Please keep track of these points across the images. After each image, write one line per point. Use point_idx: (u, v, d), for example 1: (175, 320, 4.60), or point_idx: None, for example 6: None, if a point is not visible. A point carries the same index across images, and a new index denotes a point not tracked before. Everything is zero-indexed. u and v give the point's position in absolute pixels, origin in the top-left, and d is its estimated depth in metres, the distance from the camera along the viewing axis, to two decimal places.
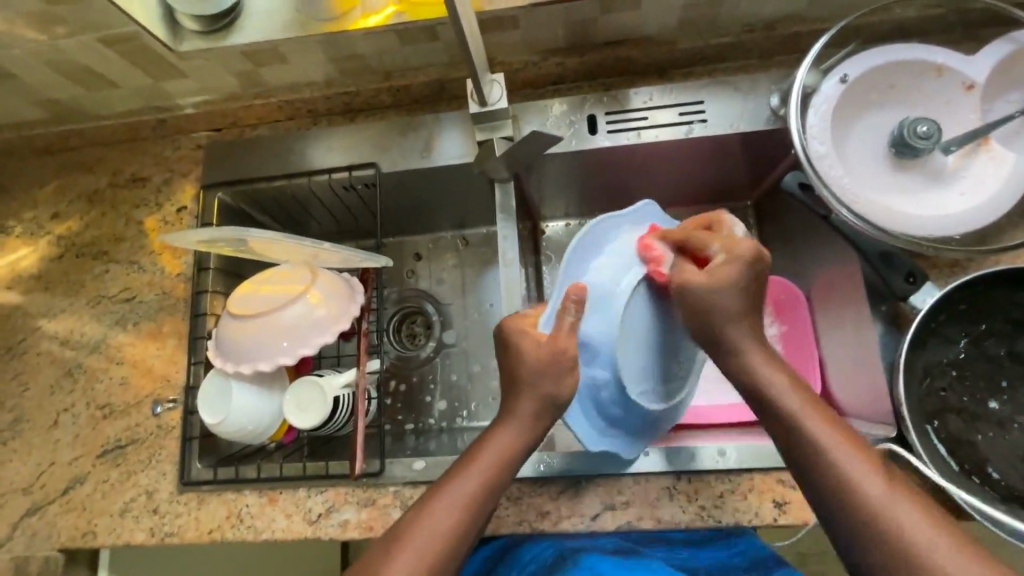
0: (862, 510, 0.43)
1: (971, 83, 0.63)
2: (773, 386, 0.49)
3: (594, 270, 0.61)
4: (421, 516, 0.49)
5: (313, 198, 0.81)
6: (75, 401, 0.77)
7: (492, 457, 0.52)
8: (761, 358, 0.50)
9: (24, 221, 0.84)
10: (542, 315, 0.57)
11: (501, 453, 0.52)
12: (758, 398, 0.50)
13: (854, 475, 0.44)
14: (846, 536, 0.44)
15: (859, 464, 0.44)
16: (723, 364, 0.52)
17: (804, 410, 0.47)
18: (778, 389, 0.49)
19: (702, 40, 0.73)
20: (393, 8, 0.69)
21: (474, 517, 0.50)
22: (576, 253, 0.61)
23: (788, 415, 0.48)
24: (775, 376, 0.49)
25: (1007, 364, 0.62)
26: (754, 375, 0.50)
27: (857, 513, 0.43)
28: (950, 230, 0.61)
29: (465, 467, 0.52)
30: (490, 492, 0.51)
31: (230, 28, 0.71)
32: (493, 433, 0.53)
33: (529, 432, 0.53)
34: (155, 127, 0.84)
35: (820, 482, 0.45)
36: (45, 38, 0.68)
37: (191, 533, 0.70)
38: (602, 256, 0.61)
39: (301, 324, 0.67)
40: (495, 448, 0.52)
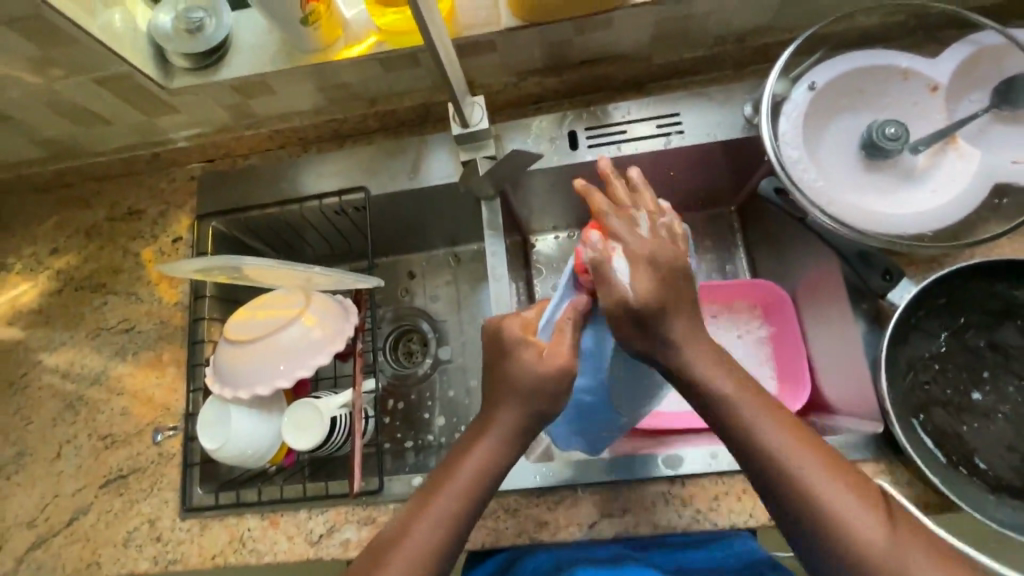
0: (822, 522, 0.47)
1: (936, 84, 0.65)
2: (741, 411, 0.50)
3: None
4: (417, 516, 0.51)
5: (306, 223, 0.83)
6: (78, 432, 0.78)
7: (486, 453, 0.53)
8: (708, 365, 0.51)
9: (24, 258, 0.86)
10: (539, 318, 0.55)
11: (496, 448, 0.53)
12: (715, 412, 0.51)
13: (818, 491, 0.47)
14: (799, 531, 0.48)
15: (822, 480, 0.47)
16: (686, 390, 0.52)
17: (768, 429, 0.49)
18: (728, 396, 0.50)
19: (674, 54, 0.75)
20: (375, 38, 0.71)
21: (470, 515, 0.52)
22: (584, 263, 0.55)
23: (756, 437, 0.49)
24: (723, 382, 0.50)
25: (988, 355, 0.63)
26: (714, 392, 0.50)
27: (818, 526, 0.47)
28: (922, 228, 0.63)
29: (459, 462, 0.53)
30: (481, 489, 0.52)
31: (219, 63, 0.73)
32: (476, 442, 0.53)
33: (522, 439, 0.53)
34: (150, 161, 0.86)
35: (785, 499, 0.48)
36: (42, 82, 0.70)
37: (194, 559, 0.70)
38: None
39: (296, 347, 0.68)
40: (486, 447, 0.53)
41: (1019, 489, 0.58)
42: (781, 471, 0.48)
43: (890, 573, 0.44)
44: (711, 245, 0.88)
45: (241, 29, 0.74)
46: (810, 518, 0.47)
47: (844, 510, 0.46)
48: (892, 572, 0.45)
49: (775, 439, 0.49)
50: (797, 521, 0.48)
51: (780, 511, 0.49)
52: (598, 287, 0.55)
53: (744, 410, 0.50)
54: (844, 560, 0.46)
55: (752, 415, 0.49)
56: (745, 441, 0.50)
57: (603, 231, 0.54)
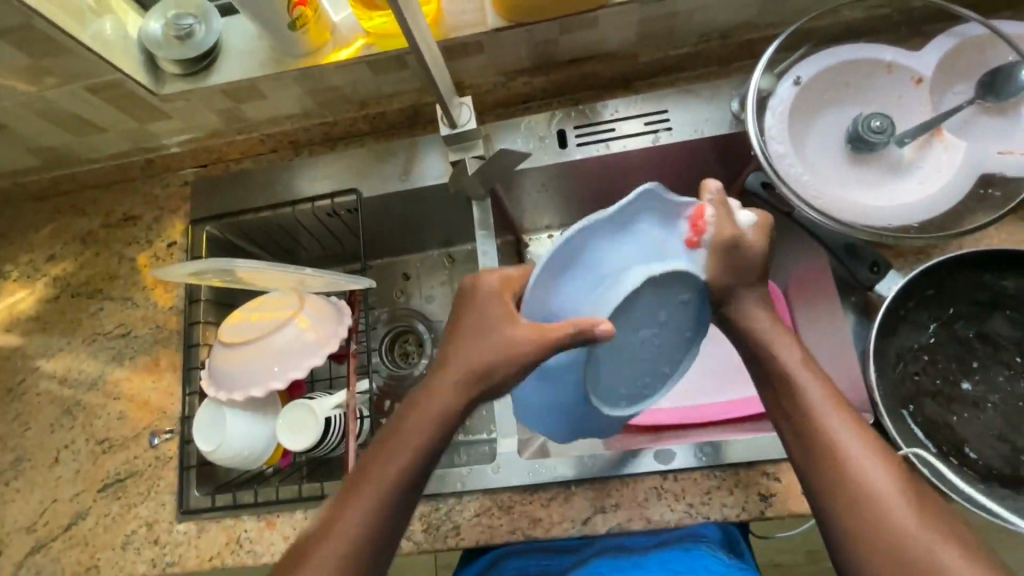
0: (841, 467, 0.47)
1: (920, 77, 0.66)
2: (786, 360, 0.52)
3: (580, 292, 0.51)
4: (353, 494, 0.49)
5: (300, 226, 0.84)
6: (76, 437, 0.78)
7: (424, 428, 0.50)
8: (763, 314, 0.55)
9: (21, 265, 0.87)
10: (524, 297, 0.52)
11: (434, 424, 0.50)
12: (755, 354, 0.54)
13: (842, 438, 0.48)
14: (816, 477, 0.48)
15: (848, 428, 0.49)
16: (738, 338, 0.56)
17: (808, 381, 0.51)
18: (769, 338, 0.54)
19: (661, 52, 0.75)
20: (363, 41, 0.72)
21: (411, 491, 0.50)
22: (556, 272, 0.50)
23: (790, 381, 0.52)
24: (773, 330, 0.54)
25: (977, 346, 0.64)
26: (757, 337, 0.54)
27: (837, 470, 0.47)
28: (908, 220, 0.63)
29: (394, 439, 0.50)
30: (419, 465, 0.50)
31: (210, 69, 0.74)
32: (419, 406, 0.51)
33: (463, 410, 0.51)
34: (144, 167, 0.87)
35: (815, 449, 0.49)
36: (34, 91, 0.71)
37: (192, 561, 0.71)
38: (575, 273, 0.51)
39: (290, 348, 0.69)
40: (425, 423, 0.50)
41: (1009, 477, 0.59)
42: (815, 421, 0.49)
43: (901, 528, 0.44)
44: None
45: (230, 34, 0.75)
46: (836, 471, 0.47)
47: (864, 460, 0.47)
48: (908, 540, 0.44)
49: (813, 391, 0.50)
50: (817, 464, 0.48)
51: (802, 456, 0.50)
52: (570, 297, 0.51)
53: (784, 354, 0.53)
54: (857, 509, 0.46)
55: (792, 361, 0.52)
56: (785, 390, 0.52)
57: (570, 238, 0.48)
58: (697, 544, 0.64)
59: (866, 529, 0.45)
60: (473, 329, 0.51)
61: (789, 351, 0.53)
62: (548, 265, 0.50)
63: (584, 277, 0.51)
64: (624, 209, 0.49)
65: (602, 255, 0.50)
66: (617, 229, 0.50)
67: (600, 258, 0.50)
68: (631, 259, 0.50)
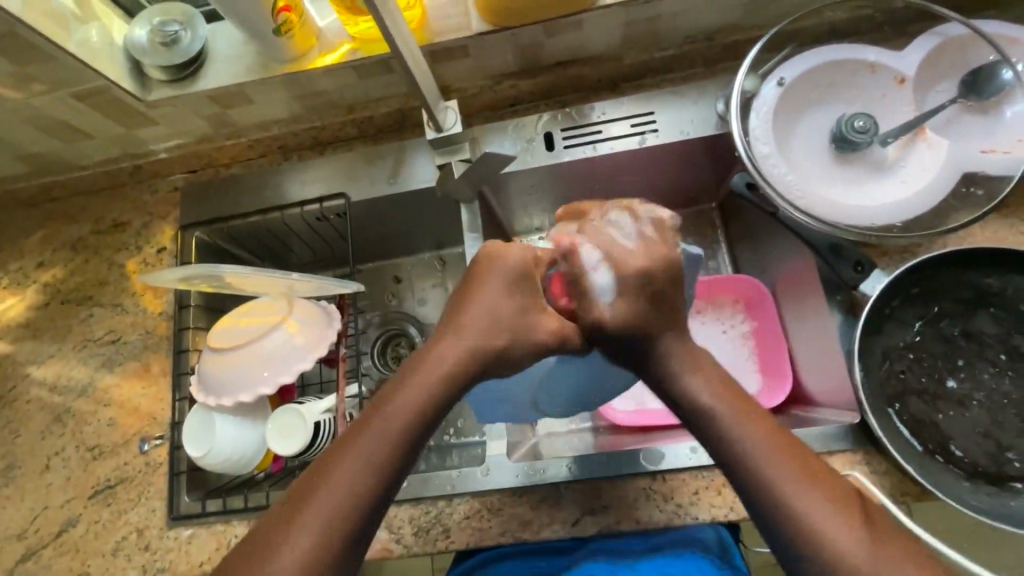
0: (798, 522, 0.45)
1: (903, 76, 0.66)
2: (719, 412, 0.51)
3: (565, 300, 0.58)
4: (324, 480, 0.47)
5: (290, 231, 0.84)
6: (66, 444, 0.78)
7: (407, 410, 0.49)
8: None
9: (10, 272, 0.87)
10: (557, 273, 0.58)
11: (416, 411, 0.50)
12: (688, 407, 0.53)
13: (789, 489, 0.46)
14: (776, 531, 0.47)
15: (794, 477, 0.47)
16: (663, 390, 0.55)
17: (745, 430, 0.50)
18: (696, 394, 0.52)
19: (646, 54, 0.76)
20: (348, 46, 0.72)
21: (388, 481, 0.48)
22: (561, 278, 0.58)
23: (728, 433, 0.50)
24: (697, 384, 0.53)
25: (962, 343, 0.64)
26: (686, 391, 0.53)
27: (793, 525, 0.46)
28: (892, 219, 0.64)
29: (375, 421, 0.49)
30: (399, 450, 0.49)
31: (196, 75, 0.74)
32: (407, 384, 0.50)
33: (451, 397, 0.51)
34: (133, 173, 0.87)
35: (766, 503, 0.47)
36: (20, 99, 0.71)
37: (183, 567, 0.71)
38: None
39: (279, 353, 0.69)
40: (410, 406, 0.50)
41: (994, 474, 0.59)
42: (758, 474, 0.48)
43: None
44: (693, 242, 0.88)
45: (216, 40, 0.75)
46: (794, 530, 0.45)
47: (818, 509, 0.45)
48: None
49: (753, 440, 0.49)
50: (773, 518, 0.47)
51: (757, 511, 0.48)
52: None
53: (717, 406, 0.51)
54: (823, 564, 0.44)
55: (725, 412, 0.51)
56: (721, 445, 0.50)
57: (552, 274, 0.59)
58: (691, 550, 0.62)
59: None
60: (488, 307, 0.52)
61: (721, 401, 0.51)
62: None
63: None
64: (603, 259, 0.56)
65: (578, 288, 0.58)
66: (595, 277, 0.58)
67: None
68: None
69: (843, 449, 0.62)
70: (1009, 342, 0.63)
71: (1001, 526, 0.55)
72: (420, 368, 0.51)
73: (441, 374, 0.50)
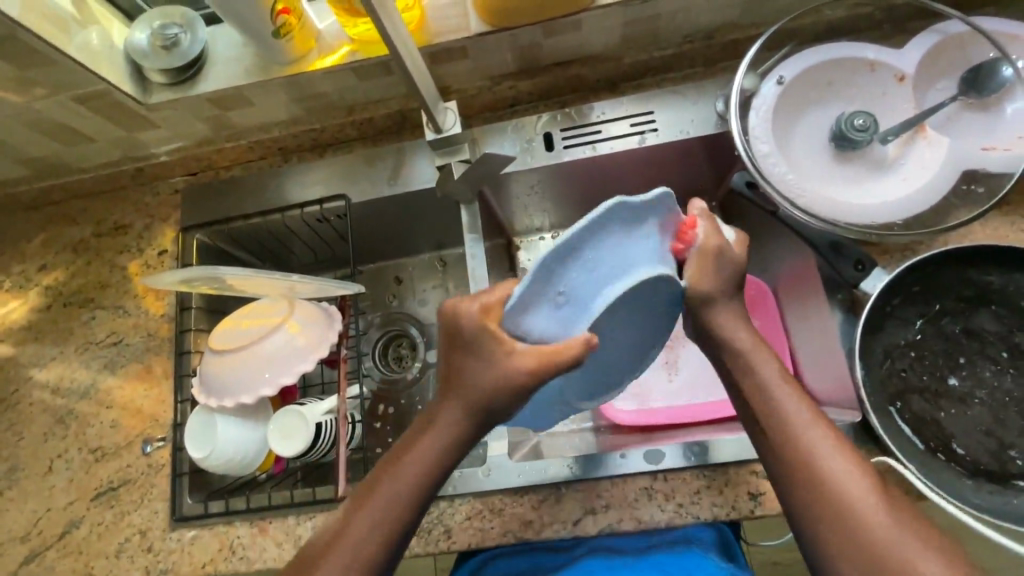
0: (821, 483, 0.47)
1: (903, 74, 0.66)
2: (759, 374, 0.53)
3: (555, 317, 0.48)
4: (340, 533, 0.51)
5: (290, 232, 0.84)
6: (68, 446, 0.79)
7: (413, 472, 0.52)
8: (723, 326, 0.54)
9: (13, 275, 0.87)
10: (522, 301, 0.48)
11: (422, 472, 0.52)
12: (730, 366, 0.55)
13: (819, 452, 0.48)
14: (796, 491, 0.48)
15: (825, 441, 0.49)
16: (713, 350, 0.56)
17: (783, 394, 0.52)
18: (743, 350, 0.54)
19: (645, 53, 0.76)
20: (347, 48, 0.72)
21: (399, 538, 0.52)
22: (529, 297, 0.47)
23: (767, 394, 0.52)
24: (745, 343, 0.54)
25: (964, 341, 0.64)
26: (733, 349, 0.54)
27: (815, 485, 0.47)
28: (893, 216, 0.63)
29: (384, 483, 0.52)
30: (406, 512, 0.52)
31: (196, 78, 0.74)
32: (415, 444, 0.53)
33: (455, 455, 0.53)
34: (134, 176, 0.87)
35: (790, 463, 0.49)
36: (22, 103, 0.71)
37: (185, 568, 0.71)
38: (550, 303, 0.48)
39: (280, 354, 0.69)
40: (416, 467, 0.52)
41: (996, 472, 0.59)
42: (788, 435, 0.50)
43: (878, 542, 0.44)
44: None
45: (215, 42, 0.75)
46: (816, 489, 0.47)
47: (842, 474, 0.47)
48: (887, 552, 0.43)
49: (789, 403, 0.51)
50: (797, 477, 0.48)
51: (781, 470, 0.49)
52: (548, 331, 0.49)
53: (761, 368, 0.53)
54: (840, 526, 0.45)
55: (767, 373, 0.53)
56: (760, 404, 0.52)
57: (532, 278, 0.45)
58: (690, 547, 0.64)
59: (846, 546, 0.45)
60: (465, 365, 0.51)
61: (766, 365, 0.53)
62: (516, 305, 0.47)
63: (569, 304, 0.48)
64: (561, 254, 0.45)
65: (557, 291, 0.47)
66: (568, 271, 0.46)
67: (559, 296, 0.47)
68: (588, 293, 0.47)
69: None
70: (1011, 340, 0.63)
71: (1003, 524, 0.55)
72: (424, 434, 0.53)
73: (444, 429, 0.53)
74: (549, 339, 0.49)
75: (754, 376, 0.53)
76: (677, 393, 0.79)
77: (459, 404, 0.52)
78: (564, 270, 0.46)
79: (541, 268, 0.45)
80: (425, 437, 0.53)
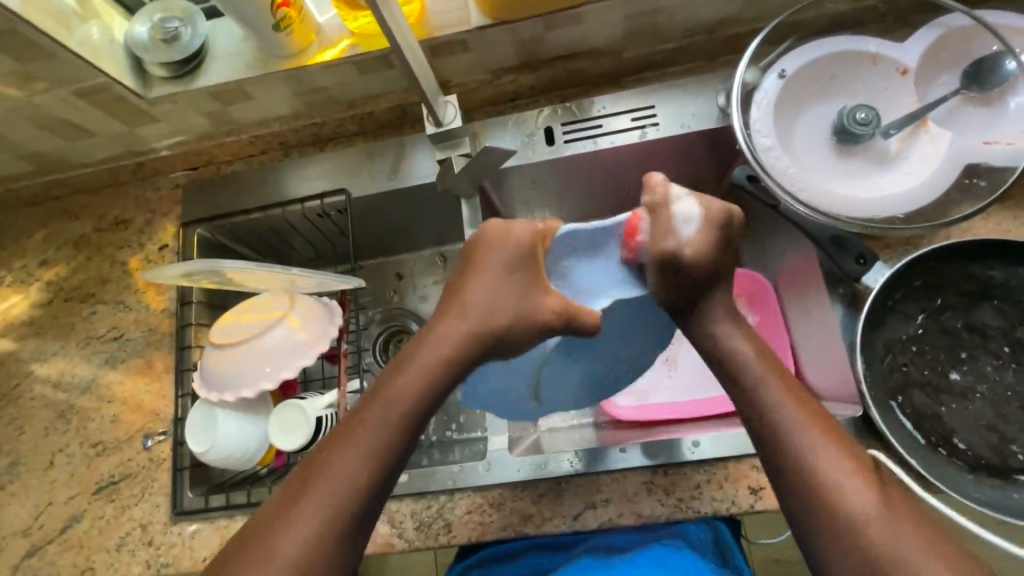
0: (818, 483, 0.46)
1: (905, 68, 0.66)
2: (754, 375, 0.52)
3: (583, 276, 0.58)
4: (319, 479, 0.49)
5: (290, 227, 0.84)
6: (70, 440, 0.79)
7: (405, 400, 0.51)
8: (724, 324, 0.54)
9: (14, 270, 0.87)
10: (565, 249, 0.57)
11: (406, 411, 0.51)
12: (722, 365, 0.54)
13: (815, 451, 0.48)
14: (792, 492, 0.48)
15: (820, 441, 0.48)
16: (705, 353, 0.55)
17: (776, 395, 0.51)
18: (735, 352, 0.53)
19: (646, 48, 0.75)
20: (348, 42, 0.72)
21: (377, 488, 0.50)
22: (575, 246, 0.57)
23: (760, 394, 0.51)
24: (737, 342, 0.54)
25: (965, 336, 0.63)
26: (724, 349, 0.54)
27: (813, 485, 0.47)
28: (895, 210, 0.63)
29: (363, 431, 0.51)
30: (396, 439, 0.51)
31: (196, 72, 0.74)
32: (394, 383, 0.52)
33: (449, 386, 0.53)
34: (135, 171, 0.87)
35: (783, 463, 0.48)
36: (23, 98, 0.71)
37: (186, 562, 0.71)
38: (587, 265, 0.58)
39: (281, 348, 0.69)
40: (409, 392, 0.51)
41: (997, 467, 0.59)
42: (781, 438, 0.49)
43: (877, 542, 0.44)
44: None
45: (216, 36, 0.75)
46: (814, 489, 0.46)
47: (838, 474, 0.47)
48: (881, 552, 0.44)
49: (785, 404, 0.50)
50: (795, 477, 0.48)
51: (778, 471, 0.49)
52: (573, 282, 0.58)
53: (753, 367, 0.52)
54: (838, 525, 0.45)
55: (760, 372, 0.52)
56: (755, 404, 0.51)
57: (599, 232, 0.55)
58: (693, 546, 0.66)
59: (845, 547, 0.45)
60: (481, 295, 0.53)
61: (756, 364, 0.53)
62: (564, 248, 0.57)
63: (598, 268, 0.57)
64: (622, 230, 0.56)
65: (598, 258, 0.57)
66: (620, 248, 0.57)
67: (598, 262, 0.57)
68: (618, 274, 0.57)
69: None
70: (1012, 334, 0.62)
71: (1003, 518, 0.55)
72: (415, 359, 0.52)
73: (443, 356, 0.52)
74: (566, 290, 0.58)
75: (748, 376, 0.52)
76: (679, 389, 0.79)
77: (462, 331, 0.52)
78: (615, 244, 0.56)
79: (595, 229, 0.55)
80: (402, 376, 0.52)
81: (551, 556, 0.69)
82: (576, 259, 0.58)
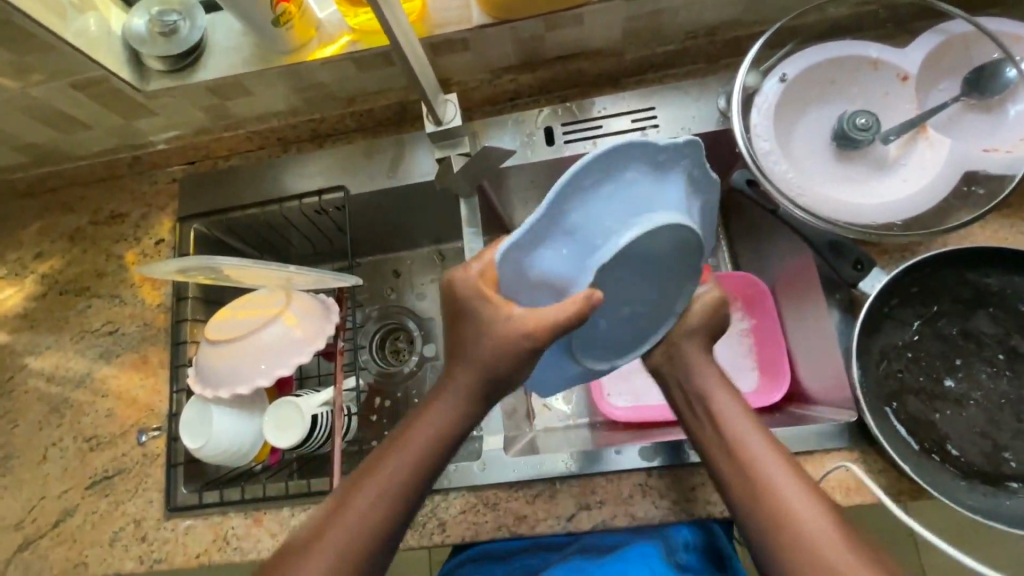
0: (785, 518, 0.48)
1: (906, 74, 0.66)
2: (726, 416, 0.56)
3: (553, 274, 0.48)
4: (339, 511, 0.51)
5: (287, 223, 0.84)
6: (63, 434, 0.78)
7: (422, 439, 0.53)
8: None
9: (8, 263, 0.86)
10: (508, 268, 0.48)
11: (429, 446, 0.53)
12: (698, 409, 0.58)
13: (782, 486, 0.50)
14: (760, 528, 0.49)
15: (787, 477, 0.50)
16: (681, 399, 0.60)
17: (747, 436, 0.54)
18: (707, 395, 0.58)
19: (647, 49, 0.75)
20: (348, 38, 0.72)
21: (397, 523, 0.52)
22: (518, 258, 0.47)
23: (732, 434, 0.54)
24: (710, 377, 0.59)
25: (961, 343, 0.64)
26: (701, 395, 0.58)
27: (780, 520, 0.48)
28: (893, 217, 0.63)
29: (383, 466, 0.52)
30: (422, 476, 0.53)
31: (194, 66, 0.74)
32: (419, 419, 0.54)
33: (461, 420, 0.54)
34: (131, 164, 0.87)
35: (754, 500, 0.50)
36: (18, 90, 0.71)
37: (179, 558, 0.71)
38: (554, 247, 0.46)
39: (276, 346, 0.69)
40: (428, 431, 0.54)
41: (990, 475, 0.59)
42: (753, 475, 0.51)
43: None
44: None
45: (214, 30, 0.74)
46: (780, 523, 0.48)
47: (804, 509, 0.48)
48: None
49: (755, 442, 0.53)
50: (766, 514, 0.49)
51: (748, 509, 0.51)
52: (546, 287, 0.49)
53: (725, 408, 0.56)
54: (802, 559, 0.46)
55: (732, 414, 0.56)
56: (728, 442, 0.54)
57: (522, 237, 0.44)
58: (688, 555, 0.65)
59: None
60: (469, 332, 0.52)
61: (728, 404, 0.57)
62: (504, 266, 0.47)
63: (559, 262, 0.47)
64: (549, 214, 0.44)
65: (549, 253, 0.46)
66: (564, 229, 0.45)
67: (552, 257, 0.47)
68: (585, 254, 0.46)
69: (838, 447, 0.62)
70: (1007, 342, 0.63)
71: (995, 525, 0.56)
72: (434, 402, 0.54)
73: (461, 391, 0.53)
74: (544, 298, 0.50)
75: (718, 416, 0.56)
76: None
77: (466, 371, 0.53)
78: (554, 231, 0.45)
79: (542, 212, 0.44)
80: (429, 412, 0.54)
81: (543, 557, 0.69)
82: (529, 270, 0.48)
